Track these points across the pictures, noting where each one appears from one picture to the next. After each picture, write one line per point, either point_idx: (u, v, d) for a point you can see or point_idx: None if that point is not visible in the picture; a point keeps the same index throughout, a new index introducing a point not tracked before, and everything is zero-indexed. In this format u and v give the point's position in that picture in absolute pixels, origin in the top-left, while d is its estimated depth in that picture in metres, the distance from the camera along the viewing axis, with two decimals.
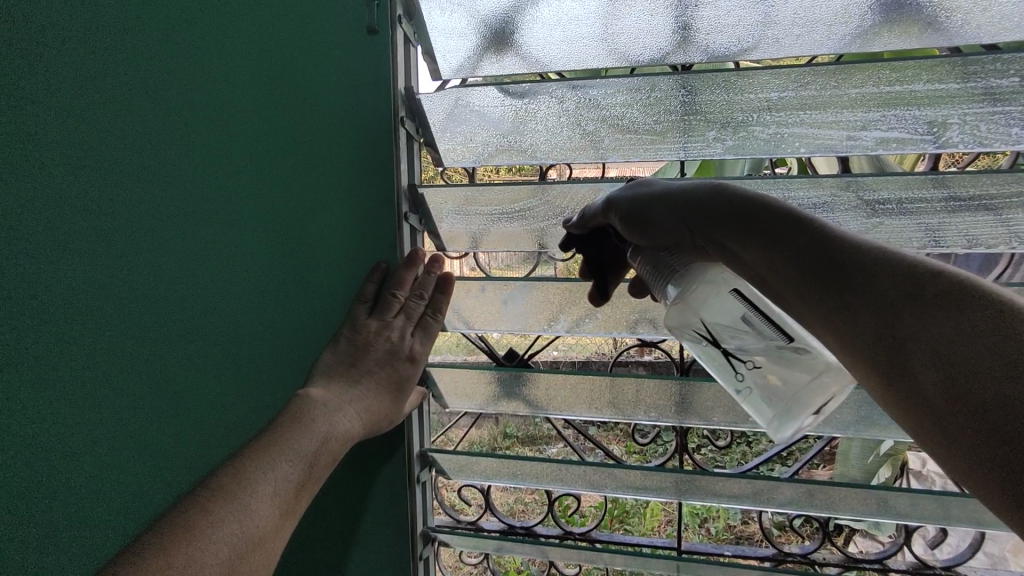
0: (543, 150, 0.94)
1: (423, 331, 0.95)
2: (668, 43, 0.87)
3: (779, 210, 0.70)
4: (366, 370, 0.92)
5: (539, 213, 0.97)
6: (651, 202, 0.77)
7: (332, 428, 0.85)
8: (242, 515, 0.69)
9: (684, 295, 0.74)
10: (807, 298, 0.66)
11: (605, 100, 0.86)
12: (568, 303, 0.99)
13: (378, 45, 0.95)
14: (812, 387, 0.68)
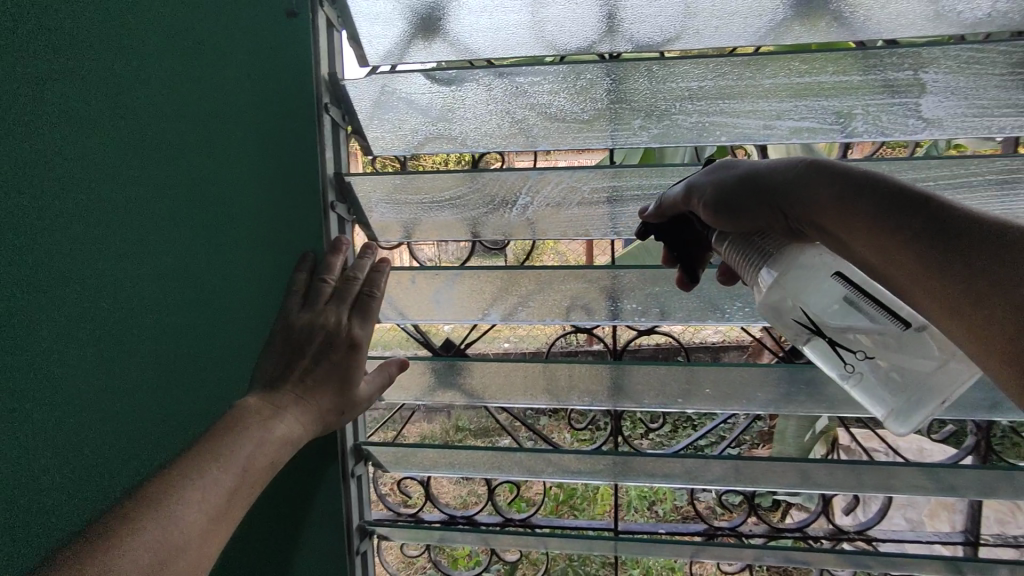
0: (473, 138, 0.93)
1: (363, 316, 0.90)
2: (595, 32, 0.89)
3: (893, 186, 0.58)
4: (307, 369, 0.88)
5: (470, 202, 0.95)
6: (732, 183, 0.67)
7: (269, 429, 0.81)
8: (167, 521, 0.65)
9: (781, 281, 0.67)
10: (937, 293, 0.53)
11: (534, 87, 0.87)
12: (501, 291, 0.99)
13: (297, 30, 0.90)
14: (939, 376, 0.66)
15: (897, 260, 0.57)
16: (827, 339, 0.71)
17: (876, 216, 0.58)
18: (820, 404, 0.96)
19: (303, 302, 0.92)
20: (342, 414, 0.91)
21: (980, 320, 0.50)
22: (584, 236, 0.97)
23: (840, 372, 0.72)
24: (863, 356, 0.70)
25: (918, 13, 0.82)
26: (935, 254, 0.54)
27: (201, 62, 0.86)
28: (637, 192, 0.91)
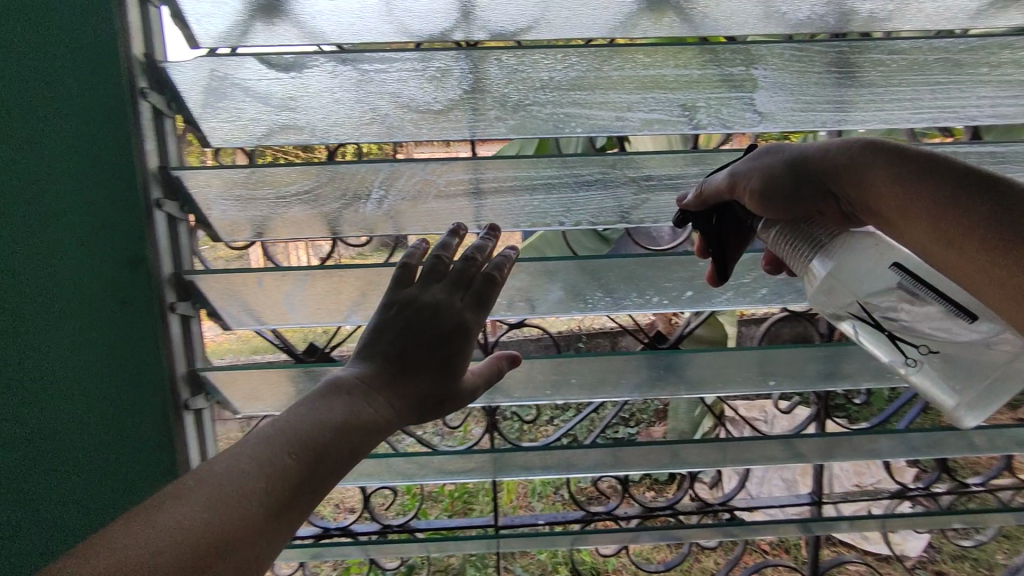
0: (322, 128, 0.86)
1: (480, 300, 0.70)
2: (450, 20, 0.87)
3: (950, 170, 0.63)
4: (392, 359, 0.65)
5: (323, 196, 0.89)
6: (779, 172, 0.71)
7: (356, 412, 0.59)
8: (145, 528, 0.44)
9: (835, 270, 0.69)
10: (997, 273, 0.58)
11: (385, 74, 0.82)
12: (365, 291, 0.93)
13: (102, 4, 0.79)
14: (979, 371, 0.69)
15: (960, 246, 0.60)
16: (886, 333, 0.71)
17: (940, 193, 0.62)
18: (681, 385, 1.01)
19: (399, 281, 0.71)
20: (432, 413, 0.66)
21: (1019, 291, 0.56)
22: (448, 230, 0.94)
23: (897, 361, 0.72)
24: (925, 350, 0.70)
25: (749, 14, 0.88)
26: (984, 229, 0.59)
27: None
28: (498, 184, 0.90)
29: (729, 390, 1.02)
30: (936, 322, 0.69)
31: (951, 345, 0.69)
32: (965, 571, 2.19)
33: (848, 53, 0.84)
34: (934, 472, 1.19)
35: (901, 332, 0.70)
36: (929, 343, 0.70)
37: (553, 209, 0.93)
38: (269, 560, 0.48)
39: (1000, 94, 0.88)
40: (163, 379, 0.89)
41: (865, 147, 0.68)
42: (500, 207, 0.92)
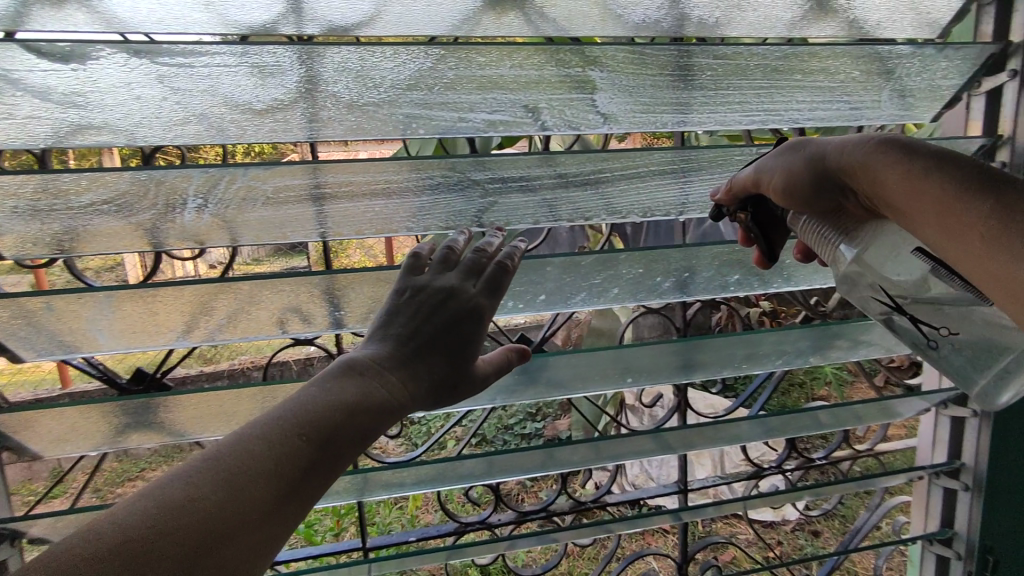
0: (120, 127, 0.75)
1: (493, 289, 0.74)
2: (277, 9, 0.80)
3: (966, 172, 0.64)
4: (404, 345, 0.68)
5: (131, 203, 0.78)
6: (795, 167, 0.75)
7: (368, 395, 0.62)
8: (195, 484, 0.51)
9: (859, 256, 0.74)
10: (994, 273, 0.60)
11: (191, 65, 0.73)
12: (195, 310, 0.85)
13: None
14: (1005, 352, 0.74)
15: (963, 243, 0.62)
16: (903, 314, 0.77)
17: (948, 187, 0.64)
18: (542, 388, 1.00)
19: (410, 269, 0.76)
20: (447, 398, 0.70)
21: (1010, 282, 0.58)
22: (284, 241, 0.86)
23: (924, 344, 0.79)
24: (946, 333, 0.76)
25: (589, 14, 0.88)
26: (983, 223, 0.61)
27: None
28: (338, 189, 0.84)
29: (590, 390, 1.03)
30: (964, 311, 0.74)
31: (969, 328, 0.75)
32: (831, 531, 2.44)
33: (681, 57, 0.87)
34: (784, 451, 1.28)
35: (924, 316, 0.76)
36: (950, 326, 0.76)
37: (400, 214, 0.88)
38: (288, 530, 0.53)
39: (817, 98, 0.94)
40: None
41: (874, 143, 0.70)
42: (342, 212, 0.86)
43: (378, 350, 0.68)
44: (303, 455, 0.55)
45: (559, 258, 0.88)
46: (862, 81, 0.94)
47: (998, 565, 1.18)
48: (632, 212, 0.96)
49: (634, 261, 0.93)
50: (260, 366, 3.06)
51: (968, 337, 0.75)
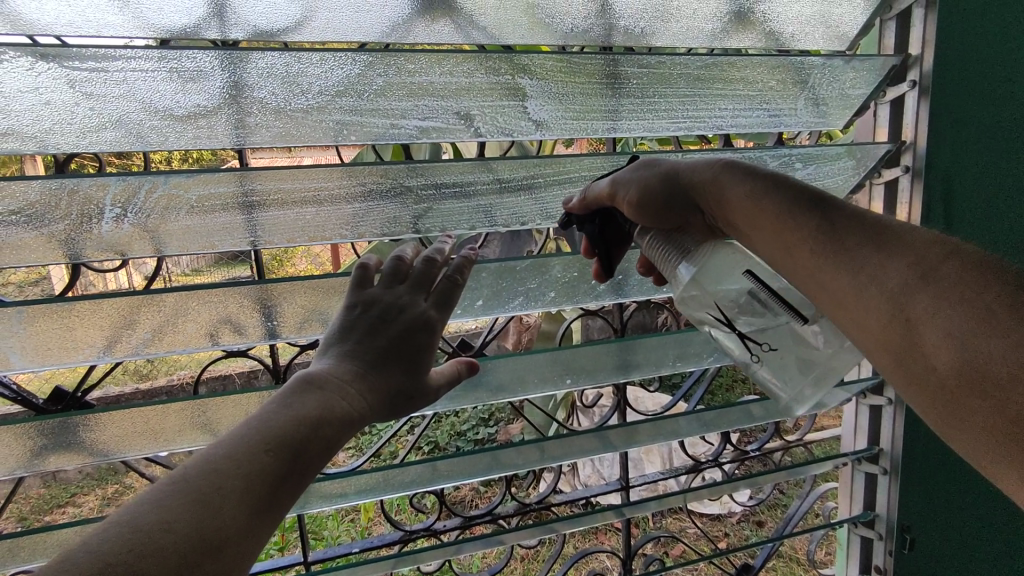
0: (30, 136, 0.72)
1: (443, 301, 0.75)
2: (199, 13, 0.79)
3: (794, 191, 0.75)
4: (359, 357, 0.68)
5: (43, 215, 0.74)
6: (649, 180, 0.80)
7: (329, 408, 0.61)
8: (164, 504, 0.48)
9: (697, 274, 0.78)
10: (816, 274, 0.69)
11: (104, 69, 0.71)
12: (116, 324, 0.81)
13: None
14: (832, 363, 0.77)
15: (796, 250, 0.72)
16: (737, 334, 0.79)
17: (783, 205, 0.74)
18: (484, 393, 1.01)
19: (359, 283, 0.76)
20: (401, 407, 0.69)
21: (833, 289, 0.67)
22: (212, 250, 0.84)
23: (748, 359, 0.81)
24: (767, 348, 0.79)
25: (517, 25, 0.90)
26: (812, 238, 0.70)
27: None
28: (268, 197, 0.82)
29: (531, 393, 1.04)
30: (781, 325, 0.78)
31: (785, 344, 0.78)
32: (773, 520, 2.54)
33: (609, 66, 0.89)
34: (719, 445, 1.33)
35: (750, 333, 0.79)
36: (771, 341, 0.78)
37: (333, 222, 0.87)
38: (263, 548, 0.51)
39: (738, 106, 0.99)
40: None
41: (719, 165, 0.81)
42: (272, 219, 0.84)
43: (334, 364, 0.67)
44: (273, 471, 0.54)
45: (494, 263, 0.90)
46: (780, 90, 1.00)
47: (915, 542, 1.27)
48: (567, 217, 0.98)
49: (568, 265, 0.95)
50: (200, 380, 2.94)
51: (790, 358, 0.78)
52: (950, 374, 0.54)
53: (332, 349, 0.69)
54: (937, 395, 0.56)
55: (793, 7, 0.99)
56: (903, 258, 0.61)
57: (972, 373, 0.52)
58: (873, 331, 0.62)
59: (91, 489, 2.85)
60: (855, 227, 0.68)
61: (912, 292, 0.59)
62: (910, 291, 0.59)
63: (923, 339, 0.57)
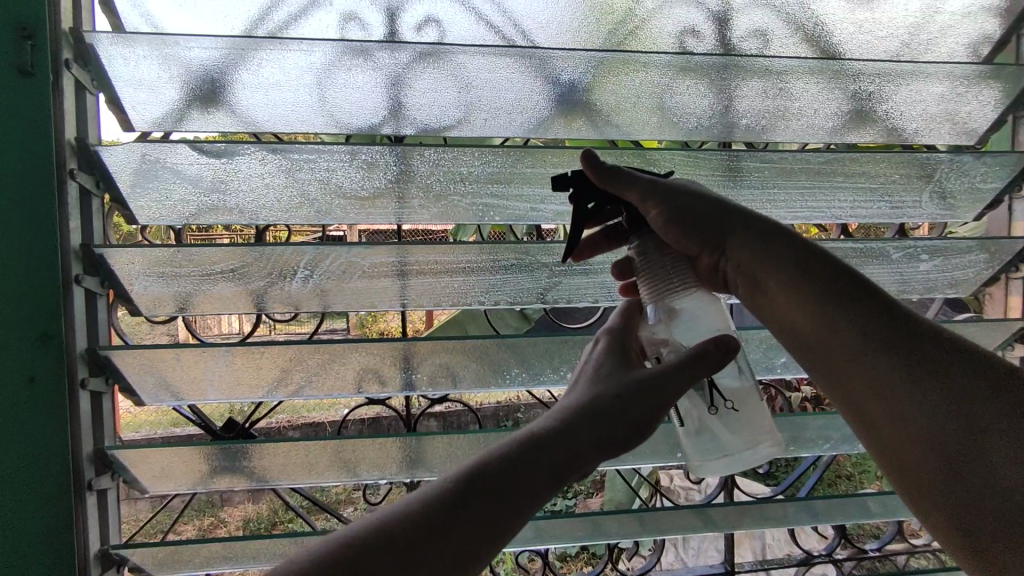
0: (249, 211, 0.90)
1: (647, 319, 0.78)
2: (381, 113, 0.98)
3: (836, 267, 0.75)
4: (600, 400, 0.70)
5: (251, 273, 0.91)
6: (688, 203, 0.79)
7: (549, 442, 0.66)
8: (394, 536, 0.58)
9: (676, 315, 0.77)
10: (853, 354, 0.71)
11: (309, 160, 0.88)
12: (291, 365, 0.95)
13: (32, 92, 0.76)
14: (746, 452, 0.77)
15: (824, 326, 0.73)
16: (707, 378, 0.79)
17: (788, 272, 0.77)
18: None
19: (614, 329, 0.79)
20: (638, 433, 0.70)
21: (866, 375, 0.70)
22: (369, 308, 0.97)
23: (704, 410, 0.79)
24: (728, 405, 0.79)
25: (645, 122, 1.02)
26: (857, 318, 0.71)
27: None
28: (422, 266, 0.95)
29: (645, 464, 1.07)
30: (745, 395, 0.80)
31: (741, 413, 0.79)
32: None
33: (728, 160, 0.98)
34: (835, 539, 1.26)
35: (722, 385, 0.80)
36: (734, 401, 0.79)
37: (473, 289, 0.98)
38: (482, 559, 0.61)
39: (859, 198, 1.02)
40: (58, 465, 0.79)
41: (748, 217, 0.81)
42: (423, 285, 0.97)
43: (548, 421, 0.69)
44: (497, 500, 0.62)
45: None
46: (903, 184, 1.02)
47: None
48: None
49: None
50: (296, 425, 3.12)
51: (747, 422, 0.78)
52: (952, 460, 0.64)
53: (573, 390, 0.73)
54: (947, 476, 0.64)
55: (917, 105, 1.03)
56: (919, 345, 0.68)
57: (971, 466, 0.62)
58: (905, 427, 0.67)
59: (191, 518, 3.06)
60: (866, 306, 0.72)
61: (930, 391, 0.65)
62: (956, 409, 0.64)
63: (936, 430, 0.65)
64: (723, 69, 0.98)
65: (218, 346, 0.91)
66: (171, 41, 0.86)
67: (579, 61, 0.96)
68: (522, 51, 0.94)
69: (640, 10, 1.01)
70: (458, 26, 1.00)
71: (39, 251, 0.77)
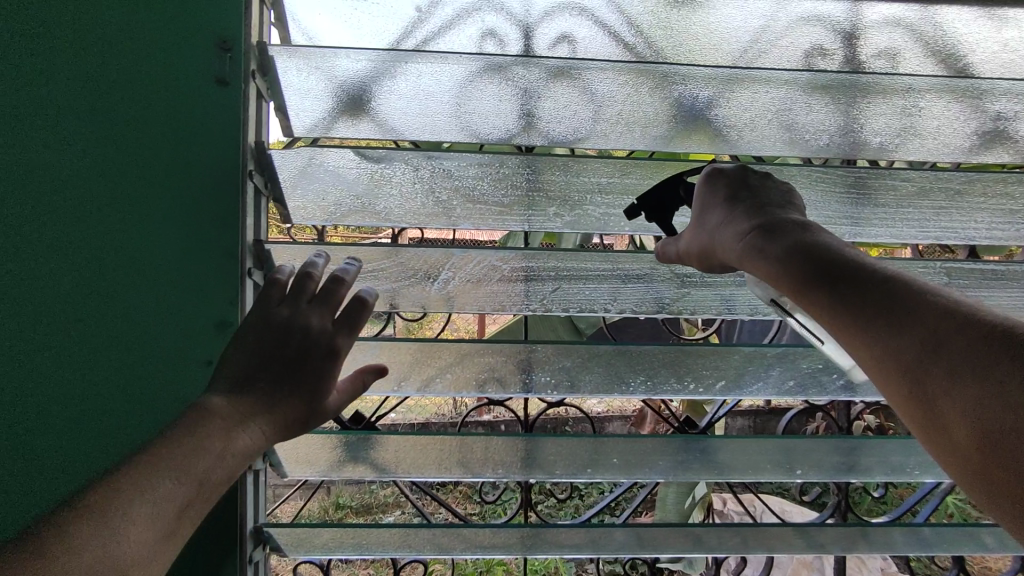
0: (396, 215, 0.96)
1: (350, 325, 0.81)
2: (515, 125, 1.02)
3: (810, 253, 0.71)
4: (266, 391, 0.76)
5: (392, 274, 0.97)
6: (706, 217, 0.85)
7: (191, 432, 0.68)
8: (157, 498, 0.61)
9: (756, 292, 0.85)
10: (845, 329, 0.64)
11: (456, 171, 0.93)
12: (419, 363, 0.98)
13: (227, 97, 0.88)
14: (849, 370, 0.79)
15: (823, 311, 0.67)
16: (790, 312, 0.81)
17: (782, 289, 0.71)
18: (711, 470, 1.05)
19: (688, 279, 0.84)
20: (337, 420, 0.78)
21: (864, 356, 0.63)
22: (500, 311, 1.00)
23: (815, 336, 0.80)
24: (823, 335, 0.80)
25: (774, 138, 1.03)
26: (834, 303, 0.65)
27: (87, 95, 0.86)
28: (552, 273, 0.98)
29: (760, 477, 1.06)
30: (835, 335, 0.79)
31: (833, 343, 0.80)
32: None
33: (872, 179, 0.96)
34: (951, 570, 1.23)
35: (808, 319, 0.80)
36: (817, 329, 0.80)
37: (600, 297, 1.01)
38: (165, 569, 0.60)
39: (997, 220, 1.01)
40: None
41: (742, 234, 0.79)
42: (553, 291, 1.00)
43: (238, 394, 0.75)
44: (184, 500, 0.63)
45: (748, 347, 0.96)
46: None
47: None
48: None
49: (814, 357, 0.98)
50: None
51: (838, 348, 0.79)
52: (973, 450, 0.52)
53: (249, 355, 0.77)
54: (978, 474, 0.52)
55: None
56: (918, 332, 0.59)
57: (1002, 446, 0.50)
58: (906, 397, 0.58)
59: None
60: (872, 296, 0.63)
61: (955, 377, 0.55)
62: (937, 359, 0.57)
63: (953, 433, 0.54)
64: (849, 88, 0.95)
65: (366, 338, 0.95)
66: (319, 55, 0.89)
67: (706, 79, 0.95)
68: (647, 67, 0.94)
69: (771, 29, 1.00)
70: (592, 43, 1.02)
71: (222, 243, 0.88)
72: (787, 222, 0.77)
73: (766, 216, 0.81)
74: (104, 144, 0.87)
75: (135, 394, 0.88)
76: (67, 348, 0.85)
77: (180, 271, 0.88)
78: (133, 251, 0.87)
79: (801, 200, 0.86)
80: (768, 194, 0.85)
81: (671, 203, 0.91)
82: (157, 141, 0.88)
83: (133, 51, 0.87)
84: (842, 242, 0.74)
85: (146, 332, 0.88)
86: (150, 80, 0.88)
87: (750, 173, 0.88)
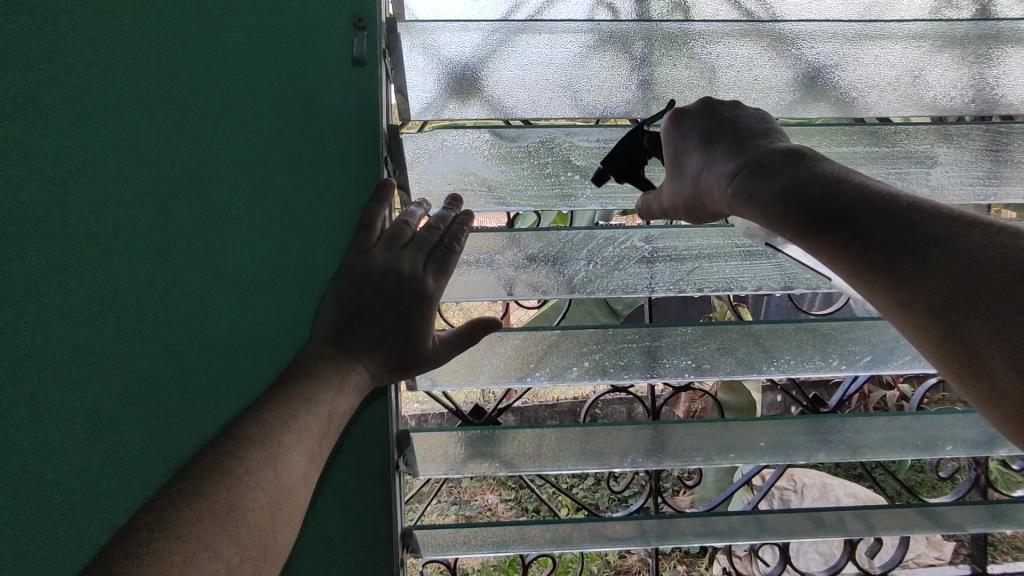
0: (521, 198, 0.92)
1: (441, 266, 0.76)
2: (633, 94, 0.93)
3: (804, 185, 0.66)
4: (358, 337, 0.74)
5: (516, 259, 0.93)
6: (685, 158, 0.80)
7: (303, 374, 0.70)
8: (268, 481, 0.59)
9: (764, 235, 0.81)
10: (857, 271, 0.60)
11: (591, 148, 0.88)
12: (551, 349, 0.93)
13: (364, 78, 0.90)
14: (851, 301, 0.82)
15: (829, 251, 0.62)
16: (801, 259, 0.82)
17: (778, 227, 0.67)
18: (846, 450, 1.00)
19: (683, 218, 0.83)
20: (412, 368, 0.77)
21: (884, 300, 0.58)
22: (630, 294, 0.96)
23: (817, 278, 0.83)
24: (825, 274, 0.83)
25: (915, 100, 0.95)
26: (843, 242, 0.61)
27: (252, 64, 0.88)
28: (682, 251, 0.93)
29: (902, 455, 1.01)
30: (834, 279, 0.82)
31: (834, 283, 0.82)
32: None
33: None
34: None
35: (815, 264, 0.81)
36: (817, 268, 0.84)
37: (736, 275, 0.95)
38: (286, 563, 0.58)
39: None
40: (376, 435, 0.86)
41: (728, 175, 0.75)
42: (688, 271, 0.95)
43: (331, 338, 0.74)
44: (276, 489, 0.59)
45: None
46: None
47: None
48: None
49: None
50: None
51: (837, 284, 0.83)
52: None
53: (339, 297, 0.75)
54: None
55: None
56: (955, 271, 0.53)
57: None
58: (938, 345, 0.54)
59: None
60: (886, 231, 0.58)
61: (1000, 317, 0.50)
62: (970, 301, 0.52)
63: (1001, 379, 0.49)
64: (991, 41, 0.90)
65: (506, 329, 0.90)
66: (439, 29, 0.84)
67: (844, 39, 0.88)
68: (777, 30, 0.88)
69: None
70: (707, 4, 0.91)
71: (336, 223, 0.90)
72: (774, 154, 0.71)
73: (749, 149, 0.75)
74: (225, 124, 0.88)
75: (260, 345, 0.89)
76: (216, 318, 0.88)
77: (289, 267, 0.90)
78: (256, 208, 0.88)
79: (777, 123, 0.81)
80: (745, 123, 0.79)
81: (638, 160, 0.83)
82: (297, 113, 0.89)
83: (284, 26, 0.89)
84: (840, 166, 0.68)
85: (262, 285, 0.89)
86: (278, 57, 0.88)
87: (718, 106, 0.82)
